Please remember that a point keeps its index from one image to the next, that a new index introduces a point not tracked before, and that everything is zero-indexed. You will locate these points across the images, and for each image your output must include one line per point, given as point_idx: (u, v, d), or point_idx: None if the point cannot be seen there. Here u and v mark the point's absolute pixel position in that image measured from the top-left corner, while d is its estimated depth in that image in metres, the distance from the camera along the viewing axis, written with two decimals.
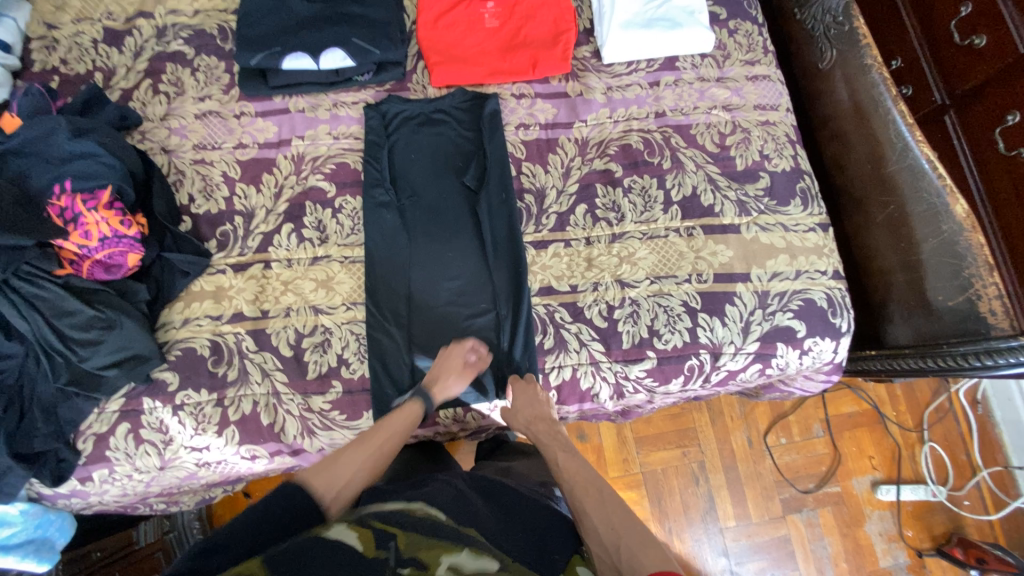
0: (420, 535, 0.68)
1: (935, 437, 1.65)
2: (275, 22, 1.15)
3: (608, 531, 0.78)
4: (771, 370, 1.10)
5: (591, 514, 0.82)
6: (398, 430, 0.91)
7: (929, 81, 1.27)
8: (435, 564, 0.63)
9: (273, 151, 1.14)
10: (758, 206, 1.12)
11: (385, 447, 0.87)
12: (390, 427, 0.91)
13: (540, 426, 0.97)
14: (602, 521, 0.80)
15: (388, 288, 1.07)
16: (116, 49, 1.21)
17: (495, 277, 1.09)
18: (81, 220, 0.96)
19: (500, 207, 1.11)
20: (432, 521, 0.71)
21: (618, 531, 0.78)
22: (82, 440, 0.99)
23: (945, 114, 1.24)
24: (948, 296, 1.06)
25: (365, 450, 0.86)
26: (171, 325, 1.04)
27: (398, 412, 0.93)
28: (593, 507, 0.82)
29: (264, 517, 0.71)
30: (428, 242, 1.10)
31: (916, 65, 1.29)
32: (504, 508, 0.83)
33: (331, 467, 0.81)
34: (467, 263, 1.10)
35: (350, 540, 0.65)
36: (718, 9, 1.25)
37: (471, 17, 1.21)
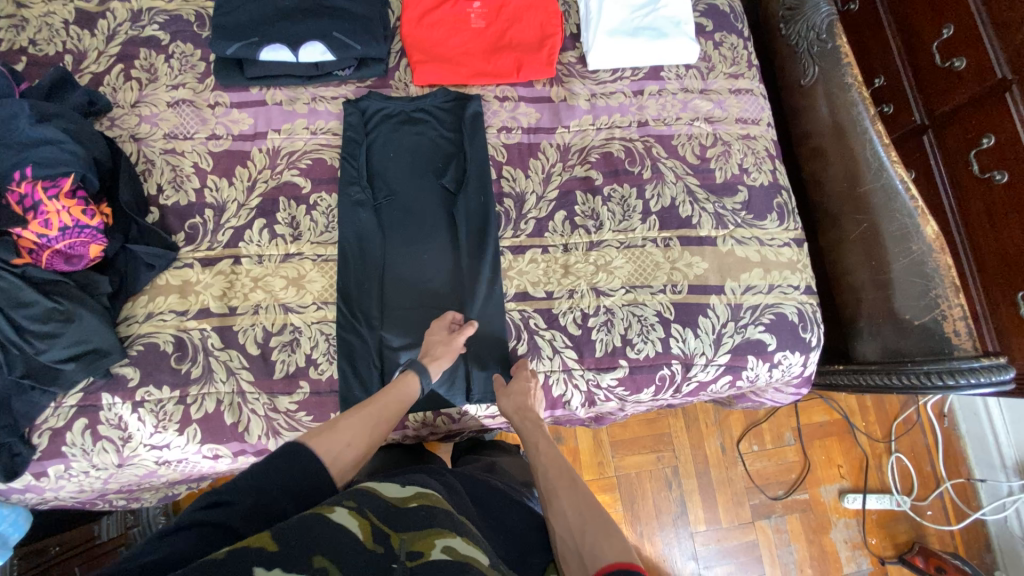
0: (414, 525, 0.59)
1: (901, 448, 1.68)
2: (254, 11, 1.12)
3: (577, 517, 0.76)
4: (742, 383, 1.11)
5: (563, 503, 0.79)
6: (395, 400, 0.88)
7: (908, 100, 1.29)
8: (432, 550, 0.55)
9: (248, 143, 1.12)
10: (735, 219, 1.13)
11: (383, 416, 0.84)
12: (385, 398, 0.87)
13: (527, 416, 0.95)
14: (572, 509, 0.77)
15: (362, 289, 1.05)
16: (87, 31, 1.17)
17: (470, 281, 1.07)
18: (41, 208, 0.93)
19: (478, 211, 1.10)
20: (428, 507, 0.63)
21: (584, 520, 0.75)
22: (36, 435, 0.96)
23: (923, 134, 1.26)
24: (913, 314, 1.08)
25: (364, 416, 0.81)
26: (134, 319, 1.01)
27: (394, 385, 0.89)
28: (565, 497, 0.79)
29: (267, 474, 0.65)
30: (404, 243, 1.09)
31: (897, 85, 1.31)
32: (486, 504, 0.81)
33: (333, 431, 0.75)
34: (443, 266, 1.09)
35: (348, 526, 0.56)
36: (705, 20, 1.25)
37: (457, 16, 1.20)
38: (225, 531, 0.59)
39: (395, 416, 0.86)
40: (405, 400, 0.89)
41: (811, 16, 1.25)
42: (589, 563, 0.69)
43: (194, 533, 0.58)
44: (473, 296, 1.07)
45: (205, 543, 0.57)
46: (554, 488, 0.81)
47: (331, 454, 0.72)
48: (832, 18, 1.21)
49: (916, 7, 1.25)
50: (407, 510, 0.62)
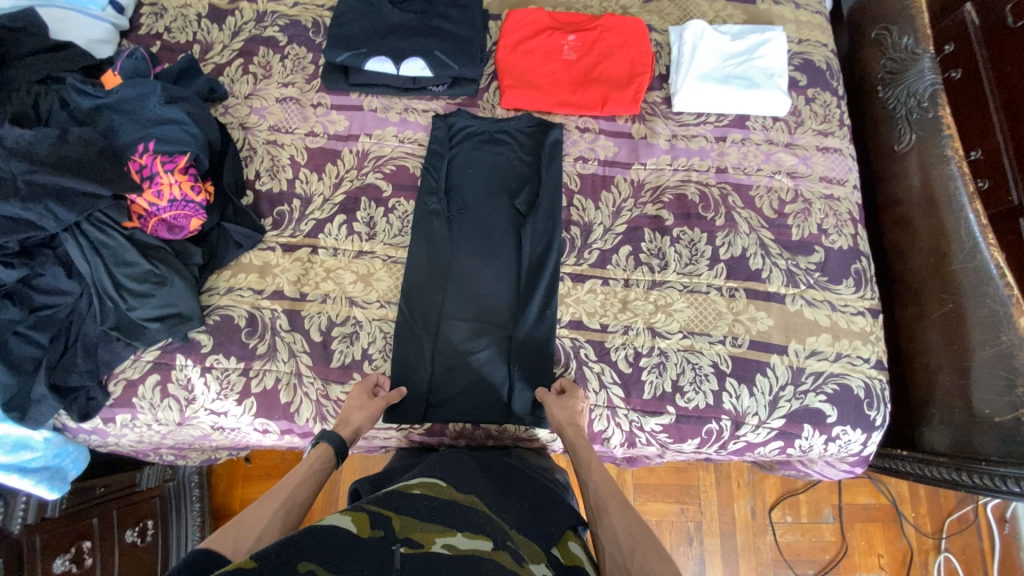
0: (415, 518, 0.66)
1: (952, 548, 1.54)
2: (366, 24, 1.21)
3: (628, 538, 0.77)
4: (792, 450, 1.06)
5: (613, 519, 0.80)
6: (306, 473, 0.85)
7: (1008, 178, 1.21)
8: (431, 544, 0.62)
9: (341, 144, 1.19)
10: (807, 279, 1.10)
11: (295, 496, 0.81)
12: (295, 474, 0.85)
13: (571, 431, 0.95)
14: (623, 528, 0.78)
15: (423, 294, 1.09)
16: (216, 26, 1.29)
17: (527, 302, 1.08)
18: (156, 180, 1.02)
19: (544, 235, 1.12)
20: (430, 497, 0.71)
21: (634, 544, 0.76)
22: (113, 382, 1.04)
23: (1021, 217, 1.18)
24: (994, 410, 0.99)
25: (272, 504, 0.79)
26: (216, 291, 1.09)
27: (304, 460, 0.88)
28: (616, 514, 0.81)
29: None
30: (469, 257, 1.12)
31: (996, 160, 1.23)
32: (501, 484, 0.85)
33: (238, 529, 0.74)
34: (503, 284, 1.11)
35: (343, 524, 0.62)
36: (799, 75, 1.24)
37: (551, 47, 1.24)
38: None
39: (311, 490, 0.84)
40: (323, 472, 0.87)
41: (913, 83, 1.21)
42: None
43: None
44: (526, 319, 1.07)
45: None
46: (604, 505, 0.83)
47: (238, 551, 0.71)
48: (937, 86, 1.16)
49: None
50: (409, 501, 0.69)
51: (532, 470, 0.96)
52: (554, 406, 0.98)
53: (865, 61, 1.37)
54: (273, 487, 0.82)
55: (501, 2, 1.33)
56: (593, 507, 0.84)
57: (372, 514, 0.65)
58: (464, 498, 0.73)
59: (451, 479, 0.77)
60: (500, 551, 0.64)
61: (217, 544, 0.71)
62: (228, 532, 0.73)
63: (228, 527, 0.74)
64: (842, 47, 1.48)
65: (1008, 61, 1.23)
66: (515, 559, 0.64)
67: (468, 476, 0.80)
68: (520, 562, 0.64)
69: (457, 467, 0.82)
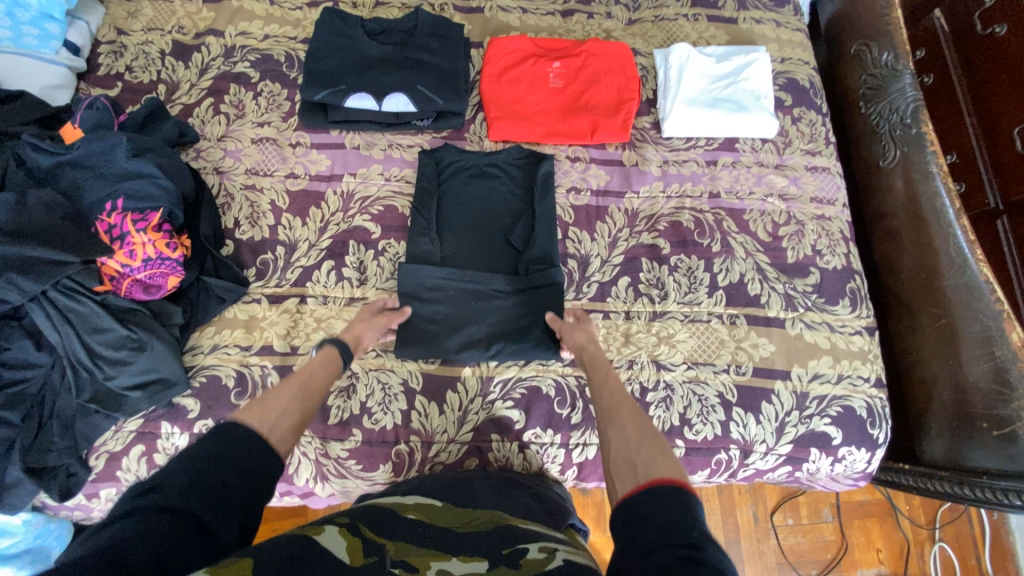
0: (410, 543, 0.64)
1: (946, 537, 1.56)
2: (344, 59, 1.16)
3: (636, 437, 0.70)
4: (800, 473, 1.06)
5: (624, 423, 0.74)
6: (319, 368, 0.86)
7: (984, 181, 1.17)
8: (425, 568, 0.60)
9: (323, 185, 1.14)
10: (805, 302, 1.10)
11: (311, 384, 0.82)
12: (308, 369, 0.85)
13: (588, 352, 0.94)
14: (632, 429, 0.72)
15: (415, 322, 1.04)
16: (182, 64, 1.22)
17: (532, 342, 1.04)
18: (127, 239, 0.95)
19: (543, 271, 1.07)
20: (425, 525, 0.70)
21: (642, 442, 0.68)
22: (94, 457, 0.97)
23: (998, 219, 1.14)
24: (991, 423, 1.01)
25: (290, 388, 0.79)
26: (200, 350, 1.03)
27: (316, 357, 0.88)
28: (627, 419, 0.74)
29: (203, 456, 0.60)
30: (461, 284, 1.07)
31: (972, 164, 1.20)
32: (502, 494, 0.84)
33: (262, 406, 0.72)
34: (506, 325, 1.05)
35: (337, 550, 0.59)
36: (783, 94, 1.24)
37: (537, 75, 1.21)
38: (168, 513, 0.54)
39: (325, 380, 0.85)
40: (335, 369, 0.89)
41: (895, 99, 1.23)
42: (641, 474, 0.62)
43: (135, 519, 0.52)
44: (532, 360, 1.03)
45: (147, 524, 0.52)
46: (615, 413, 0.76)
47: (265, 423, 0.69)
48: (918, 103, 1.19)
49: (999, 89, 1.14)
50: (405, 528, 0.68)
51: (529, 479, 0.95)
52: (572, 328, 0.99)
53: (845, 75, 1.39)
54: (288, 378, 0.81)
55: (482, 29, 1.29)
56: (604, 416, 0.77)
57: (365, 541, 0.63)
58: (460, 521, 0.72)
59: (447, 500, 0.78)
60: (497, 566, 0.61)
61: (242, 417, 0.68)
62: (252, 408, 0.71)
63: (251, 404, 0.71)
64: (821, 64, 1.50)
65: (978, 67, 1.20)
66: (511, 564, 0.61)
67: (466, 497, 0.80)
68: (518, 563, 0.61)
69: (456, 489, 0.82)
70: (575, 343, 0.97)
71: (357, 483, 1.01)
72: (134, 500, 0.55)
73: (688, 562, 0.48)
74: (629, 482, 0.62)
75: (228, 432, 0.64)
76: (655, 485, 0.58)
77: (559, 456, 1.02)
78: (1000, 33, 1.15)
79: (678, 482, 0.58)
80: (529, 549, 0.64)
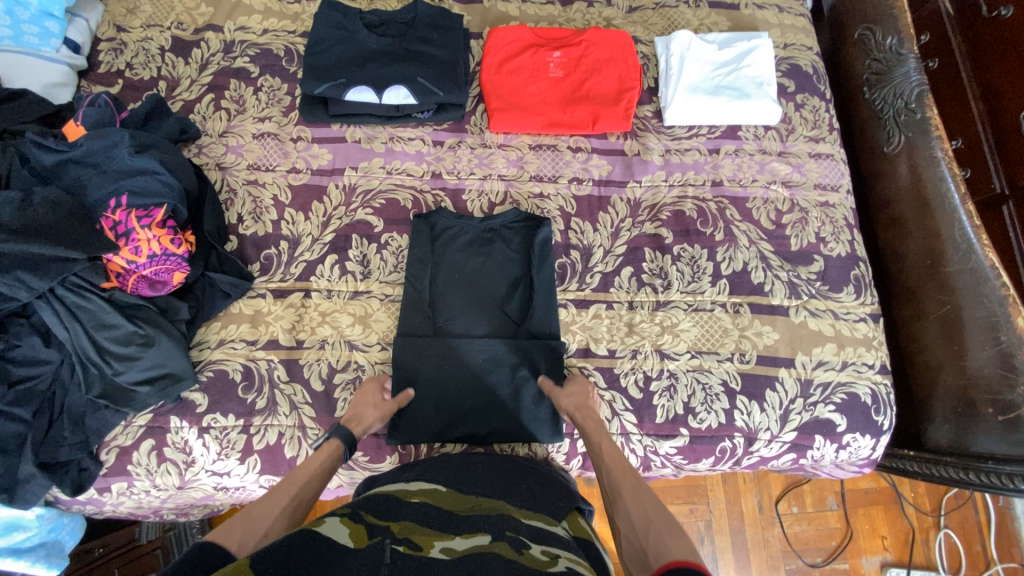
0: (413, 523, 0.67)
1: (951, 523, 1.56)
2: (344, 52, 1.16)
3: (641, 518, 0.75)
4: (805, 461, 1.07)
5: (625, 500, 0.79)
6: (313, 473, 0.85)
7: (989, 167, 1.16)
8: (430, 547, 0.63)
9: (325, 179, 1.15)
10: (809, 289, 1.10)
11: (302, 495, 0.81)
12: (305, 472, 0.84)
13: (588, 415, 0.95)
14: (635, 506, 0.77)
15: (414, 327, 1.04)
16: (182, 59, 1.22)
17: (531, 417, 1.01)
18: (133, 236, 0.96)
19: (543, 345, 1.04)
20: (429, 506, 0.72)
21: (646, 520, 0.74)
22: (105, 451, 0.99)
23: (1004, 205, 1.13)
24: (996, 409, 1.01)
25: (277, 501, 0.78)
26: (206, 345, 1.04)
27: (313, 457, 0.87)
28: (627, 495, 0.80)
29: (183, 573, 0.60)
30: (455, 356, 1.01)
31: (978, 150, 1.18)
32: (506, 475, 0.85)
33: (246, 523, 0.73)
34: (502, 389, 1.01)
35: (340, 536, 0.62)
36: (786, 81, 1.23)
37: (536, 65, 1.21)
38: None
39: (316, 485, 0.84)
40: (328, 471, 0.88)
41: (899, 84, 1.22)
42: (655, 559, 0.68)
43: None
44: (538, 425, 1.01)
45: None
46: (617, 487, 0.82)
47: (243, 546, 0.69)
48: (922, 88, 1.18)
49: (1006, 72, 1.12)
50: (408, 510, 0.70)
51: (535, 462, 0.95)
52: (558, 395, 0.98)
53: (849, 61, 1.38)
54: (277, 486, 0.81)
55: (482, 19, 1.29)
56: (607, 492, 0.83)
57: (368, 527, 0.65)
58: (463, 503, 0.74)
59: (450, 483, 0.80)
60: (498, 541, 0.64)
61: (223, 538, 0.69)
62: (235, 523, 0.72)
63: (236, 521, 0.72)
64: (834, 97, 1.44)
65: (984, 50, 1.17)
66: (514, 546, 0.64)
67: (468, 476, 0.83)
68: (519, 548, 0.63)
69: (459, 470, 0.84)
70: (570, 404, 0.96)
71: (365, 474, 1.03)
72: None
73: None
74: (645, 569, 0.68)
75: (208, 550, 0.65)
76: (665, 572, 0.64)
77: (563, 446, 1.03)
78: (1007, 15, 1.12)
79: (691, 564, 0.64)
80: (531, 545, 0.65)
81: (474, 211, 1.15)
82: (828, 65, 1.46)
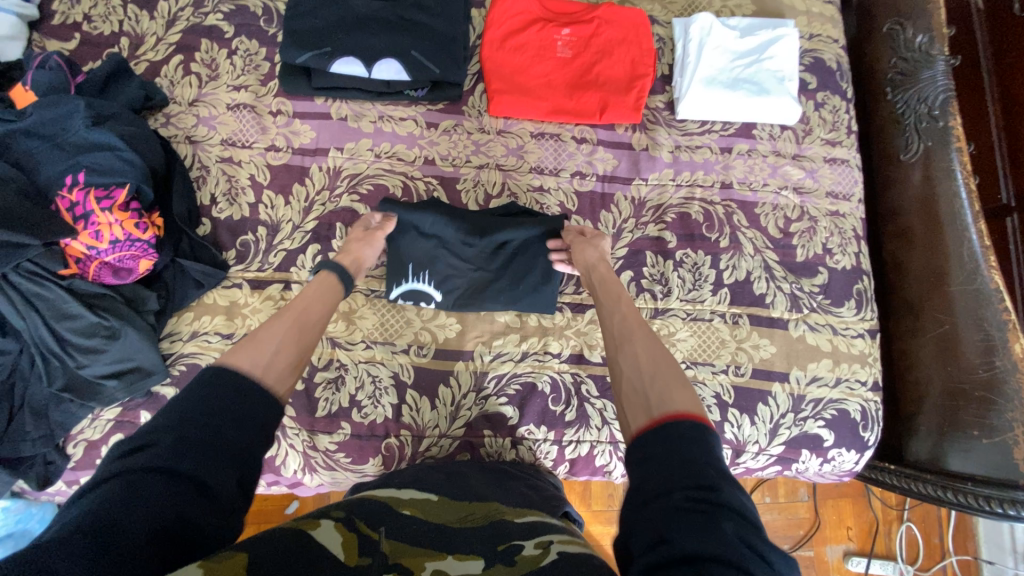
0: (405, 543, 0.58)
1: (913, 517, 1.61)
2: (329, 16, 1.04)
3: (649, 366, 0.70)
4: (788, 472, 1.07)
5: (635, 347, 0.73)
6: (311, 299, 0.82)
7: (998, 178, 1.13)
8: (421, 570, 0.55)
9: (308, 159, 1.05)
10: (811, 303, 1.07)
11: (306, 317, 0.79)
12: (302, 300, 0.81)
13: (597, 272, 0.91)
14: (645, 354, 0.72)
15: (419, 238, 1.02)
16: (146, 13, 1.08)
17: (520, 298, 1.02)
18: (92, 219, 0.88)
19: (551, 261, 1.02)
20: (422, 521, 0.64)
21: (655, 370, 0.68)
22: (72, 444, 0.93)
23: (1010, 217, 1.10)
24: (982, 431, 1.01)
25: (284, 322, 0.76)
26: (178, 337, 0.97)
27: (310, 287, 0.85)
28: (638, 345, 0.74)
29: (192, 399, 0.57)
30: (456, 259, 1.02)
31: (989, 159, 1.14)
32: (495, 482, 0.83)
33: (254, 342, 0.69)
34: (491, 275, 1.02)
35: (332, 546, 0.54)
36: (808, 76, 1.15)
37: (543, 43, 1.10)
38: (159, 475, 0.51)
39: (319, 316, 0.81)
40: (329, 298, 0.86)
41: (924, 87, 1.15)
42: (656, 410, 0.62)
43: (133, 475, 0.50)
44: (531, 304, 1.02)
45: (143, 482, 0.50)
46: (631, 334, 0.76)
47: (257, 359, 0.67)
48: (948, 95, 1.12)
49: None
50: (401, 524, 0.62)
51: (526, 471, 0.93)
52: (582, 246, 0.96)
53: (873, 56, 1.28)
54: (281, 309, 0.77)
55: None
56: (615, 337, 0.77)
57: (361, 537, 0.57)
58: (455, 518, 0.67)
59: (442, 491, 0.74)
60: (491, 564, 0.57)
61: (233, 352, 0.66)
62: (246, 342, 0.69)
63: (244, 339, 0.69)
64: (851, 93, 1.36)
65: (1012, 51, 1.10)
66: (505, 560, 0.57)
67: (454, 488, 0.78)
68: (512, 559, 0.57)
69: (447, 481, 0.80)
70: (584, 264, 0.94)
71: (347, 475, 1.00)
72: (120, 462, 0.52)
73: (701, 505, 0.50)
74: (642, 417, 0.63)
75: (220, 374, 0.61)
76: (670, 422, 0.59)
77: (551, 452, 1.01)
78: None
79: (694, 417, 0.59)
80: (525, 546, 0.60)
81: (469, 203, 1.07)
82: (849, 54, 1.36)
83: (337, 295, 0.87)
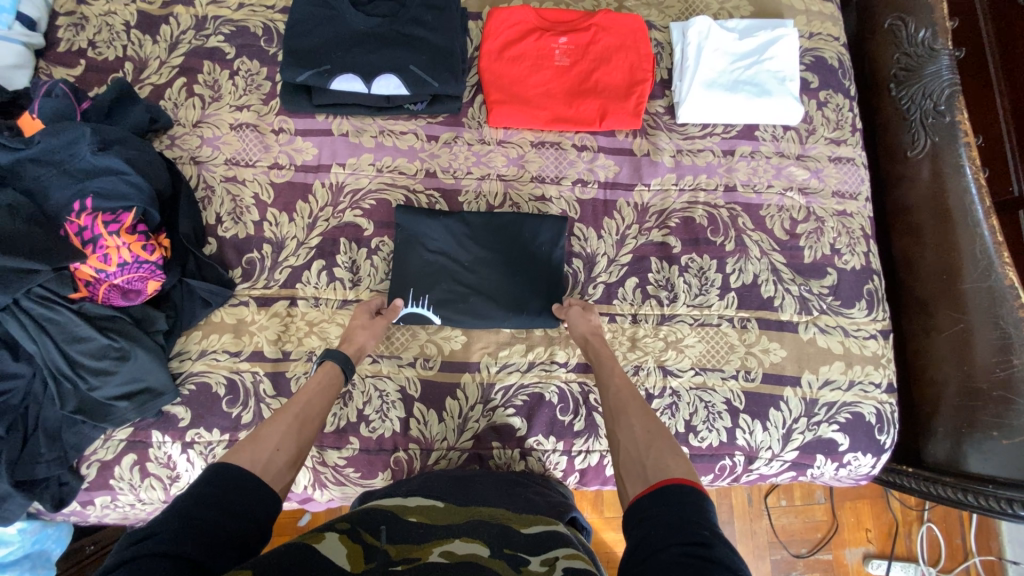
0: (410, 542, 0.60)
1: (934, 517, 1.57)
2: (328, 34, 1.05)
3: (645, 435, 0.72)
4: (804, 477, 1.05)
5: (631, 419, 0.76)
6: (311, 392, 0.84)
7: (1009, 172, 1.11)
8: (429, 554, 0.58)
9: (311, 176, 1.06)
10: (820, 305, 1.05)
11: (306, 411, 0.81)
12: (305, 393, 0.84)
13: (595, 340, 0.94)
14: (641, 426, 0.74)
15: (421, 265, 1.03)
16: (150, 38, 1.10)
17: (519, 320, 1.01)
18: (100, 243, 0.89)
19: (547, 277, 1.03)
20: (430, 526, 0.64)
21: (650, 441, 0.71)
22: (85, 465, 0.95)
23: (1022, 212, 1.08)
24: (1001, 432, 0.98)
25: (284, 422, 0.77)
26: (187, 356, 0.98)
27: (309, 381, 0.86)
28: (635, 417, 0.76)
29: (192, 499, 0.57)
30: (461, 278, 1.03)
31: (998, 152, 1.12)
32: (504, 488, 0.82)
33: (255, 443, 0.71)
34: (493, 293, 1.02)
35: (339, 558, 0.55)
36: (809, 76, 1.14)
37: (541, 52, 1.10)
38: (164, 558, 0.50)
39: (320, 409, 0.83)
40: (331, 391, 0.87)
41: (928, 82, 1.14)
42: (654, 476, 0.64)
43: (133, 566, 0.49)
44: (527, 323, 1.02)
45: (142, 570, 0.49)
46: (624, 408, 0.79)
47: (257, 460, 0.68)
48: (954, 90, 1.11)
49: None
50: (407, 530, 0.63)
51: (533, 478, 0.91)
52: (578, 317, 0.97)
53: (875, 52, 1.27)
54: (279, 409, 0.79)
55: None
56: (612, 408, 0.80)
57: (366, 544, 0.58)
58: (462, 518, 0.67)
59: (449, 498, 0.74)
60: (496, 557, 0.59)
61: (233, 457, 0.67)
62: (246, 444, 0.70)
63: (243, 440, 0.70)
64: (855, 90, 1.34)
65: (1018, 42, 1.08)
66: (511, 564, 0.58)
67: (463, 493, 0.76)
68: (519, 566, 0.58)
69: (456, 489, 0.78)
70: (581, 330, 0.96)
71: (356, 489, 1.00)
72: (129, 548, 0.51)
73: (697, 559, 0.50)
74: (640, 482, 0.64)
75: (222, 474, 0.61)
76: (667, 487, 0.60)
77: (561, 463, 1.00)
78: None
79: (689, 483, 0.60)
80: (530, 560, 0.59)
81: None
82: (850, 51, 1.35)
83: (338, 385, 0.88)
